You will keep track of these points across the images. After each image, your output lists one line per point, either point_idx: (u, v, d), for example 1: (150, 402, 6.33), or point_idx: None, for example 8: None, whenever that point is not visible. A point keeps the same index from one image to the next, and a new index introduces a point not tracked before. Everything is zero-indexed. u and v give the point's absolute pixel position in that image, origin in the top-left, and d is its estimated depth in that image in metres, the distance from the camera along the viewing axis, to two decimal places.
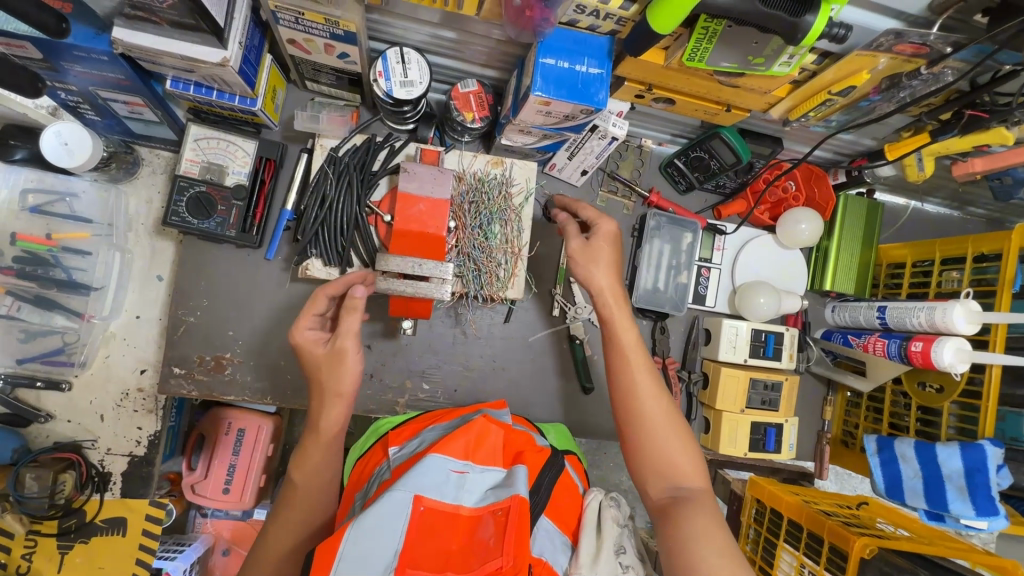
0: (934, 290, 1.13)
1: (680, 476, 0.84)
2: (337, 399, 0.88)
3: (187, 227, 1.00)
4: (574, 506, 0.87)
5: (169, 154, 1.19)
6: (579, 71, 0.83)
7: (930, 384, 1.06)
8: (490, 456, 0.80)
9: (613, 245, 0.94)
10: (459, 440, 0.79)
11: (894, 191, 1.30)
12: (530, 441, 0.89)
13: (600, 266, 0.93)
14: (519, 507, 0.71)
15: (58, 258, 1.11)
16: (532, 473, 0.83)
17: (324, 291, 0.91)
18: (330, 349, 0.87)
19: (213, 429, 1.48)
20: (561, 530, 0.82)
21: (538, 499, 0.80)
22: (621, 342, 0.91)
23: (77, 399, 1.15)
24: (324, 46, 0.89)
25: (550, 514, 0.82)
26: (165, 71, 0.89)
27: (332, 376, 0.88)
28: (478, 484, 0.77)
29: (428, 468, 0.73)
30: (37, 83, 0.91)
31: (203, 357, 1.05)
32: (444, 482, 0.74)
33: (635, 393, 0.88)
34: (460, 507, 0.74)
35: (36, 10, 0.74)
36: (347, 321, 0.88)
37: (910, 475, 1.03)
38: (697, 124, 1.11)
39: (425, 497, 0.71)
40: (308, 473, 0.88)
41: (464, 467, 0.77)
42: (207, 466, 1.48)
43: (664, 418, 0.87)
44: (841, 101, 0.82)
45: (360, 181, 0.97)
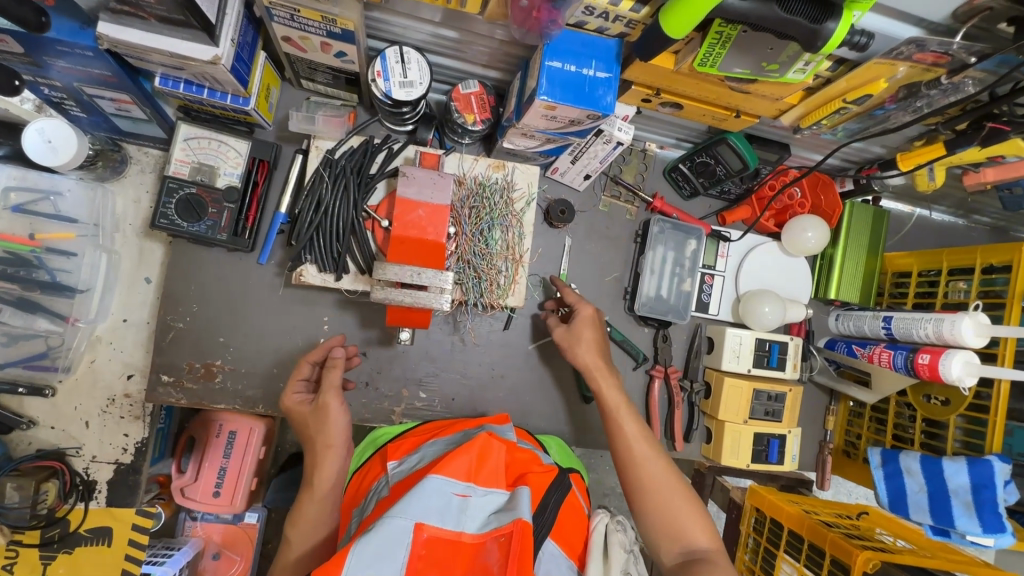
0: (940, 301, 1.11)
1: (692, 541, 0.84)
2: (329, 451, 0.88)
3: (176, 230, 0.96)
4: (579, 526, 0.85)
5: (158, 152, 1.15)
6: (586, 75, 0.80)
7: (935, 397, 1.05)
8: (492, 477, 0.78)
9: (597, 329, 0.99)
10: (461, 461, 0.78)
11: (899, 199, 1.29)
12: (534, 460, 0.87)
13: (586, 347, 0.98)
14: (523, 530, 0.68)
15: (43, 260, 1.06)
16: (536, 494, 0.81)
17: (307, 358, 0.97)
18: (314, 405, 0.90)
19: (203, 433, 1.45)
20: (566, 553, 0.80)
21: (543, 522, 0.78)
22: (617, 410, 0.92)
23: (61, 405, 1.12)
24: (321, 44, 0.86)
25: (554, 537, 0.80)
26: (153, 68, 0.86)
27: (316, 432, 0.89)
28: (481, 509, 0.74)
29: (428, 492, 0.71)
30: (14, 82, 0.88)
31: (192, 364, 1.02)
32: (445, 506, 0.72)
33: (636, 461, 0.88)
34: (462, 533, 0.71)
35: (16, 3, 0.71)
36: (330, 377, 0.92)
37: (915, 489, 1.02)
38: (703, 129, 1.09)
39: (427, 525, 0.69)
40: (304, 530, 0.86)
41: (466, 490, 0.75)
42: (197, 469, 1.44)
43: (669, 483, 0.86)
44: (856, 110, 0.80)
45: (357, 185, 0.94)
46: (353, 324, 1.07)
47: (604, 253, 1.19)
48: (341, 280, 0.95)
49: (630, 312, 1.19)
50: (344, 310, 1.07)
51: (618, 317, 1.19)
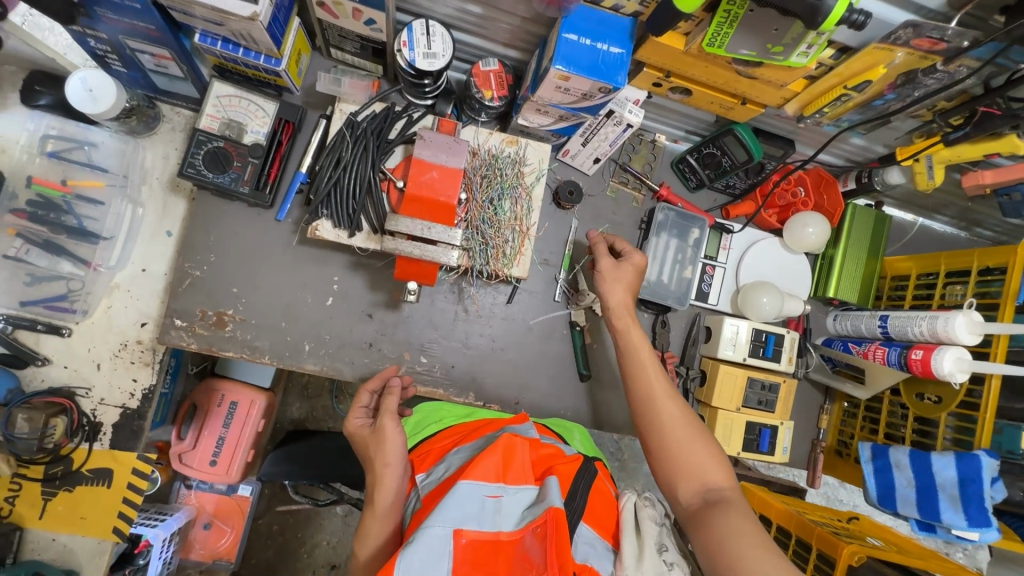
0: (937, 302, 1.13)
1: (709, 480, 0.85)
2: (387, 470, 0.88)
3: (201, 180, 1.00)
4: (609, 506, 0.87)
5: (190, 112, 1.20)
6: (600, 50, 0.84)
7: (928, 396, 1.06)
8: (520, 475, 0.81)
9: (639, 275, 1.02)
10: (488, 462, 0.79)
11: (901, 206, 1.31)
12: (559, 453, 0.89)
13: (621, 287, 1.01)
14: (556, 518, 0.71)
15: (71, 205, 1.14)
16: (565, 483, 0.83)
17: (366, 385, 1.01)
18: (373, 426, 0.91)
19: (204, 399, 1.47)
20: (600, 535, 0.82)
21: (574, 507, 0.80)
22: (636, 348, 0.97)
23: (75, 346, 1.15)
24: (353, 11, 0.91)
25: (588, 521, 0.82)
26: (195, 23, 0.91)
27: (376, 452, 0.89)
28: (513, 507, 0.77)
29: (460, 500, 0.73)
30: (72, 11, 0.91)
31: (206, 312, 1.06)
32: (480, 511, 0.74)
33: (655, 402, 0.92)
34: (499, 532, 0.74)
35: None
36: (387, 402, 0.94)
37: (904, 484, 1.03)
38: (711, 120, 1.13)
39: (466, 530, 0.71)
40: (374, 547, 0.85)
41: (498, 491, 0.78)
42: (195, 437, 1.46)
43: (687, 422, 0.90)
44: (856, 97, 0.83)
45: (376, 147, 0.98)
46: (362, 285, 1.11)
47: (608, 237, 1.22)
48: (354, 238, 0.99)
49: (631, 295, 1.22)
50: (354, 271, 1.11)
51: None
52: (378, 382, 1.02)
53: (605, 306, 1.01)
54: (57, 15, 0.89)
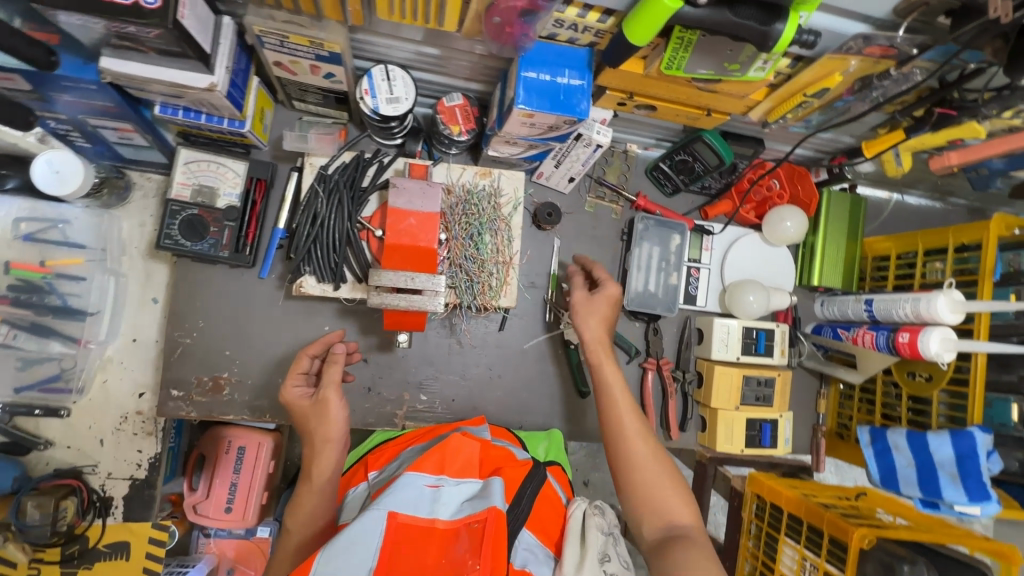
0: (919, 281, 1.15)
1: (674, 518, 0.86)
2: (326, 446, 0.91)
3: (180, 250, 1.00)
4: (555, 513, 0.91)
5: (160, 177, 1.20)
6: (560, 83, 0.84)
7: (919, 374, 1.08)
8: (463, 470, 0.87)
9: (613, 308, 1.04)
10: (433, 457, 0.87)
11: (875, 185, 1.33)
12: (509, 458, 0.95)
13: (597, 321, 1.02)
14: (495, 517, 0.74)
15: (54, 285, 1.10)
16: (511, 486, 0.88)
17: (307, 351, 0.99)
18: (313, 399, 0.93)
19: (212, 449, 1.47)
20: (541, 542, 0.84)
21: (518, 512, 0.85)
22: (609, 383, 0.96)
23: (76, 424, 1.17)
24: (310, 67, 0.90)
25: (531, 528, 0.85)
26: (153, 97, 0.91)
27: (317, 426, 0.92)
28: (452, 498, 0.81)
29: (401, 488, 0.79)
30: (30, 117, 0.94)
31: (201, 378, 1.06)
32: (418, 498, 0.79)
33: (625, 439, 0.92)
34: (435, 521, 0.78)
35: (28, 46, 0.76)
36: (330, 372, 0.94)
37: (904, 464, 1.05)
38: (679, 128, 1.13)
39: (399, 512, 0.76)
40: (302, 521, 0.89)
41: (437, 482, 0.83)
42: (207, 486, 1.46)
43: (655, 461, 0.90)
44: (816, 103, 0.85)
45: (351, 198, 0.98)
46: (353, 332, 1.11)
47: (591, 252, 1.23)
48: (339, 290, 0.99)
49: (620, 307, 1.23)
50: (343, 318, 1.11)
51: None
52: (319, 347, 1.00)
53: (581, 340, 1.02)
54: (16, 123, 0.91)
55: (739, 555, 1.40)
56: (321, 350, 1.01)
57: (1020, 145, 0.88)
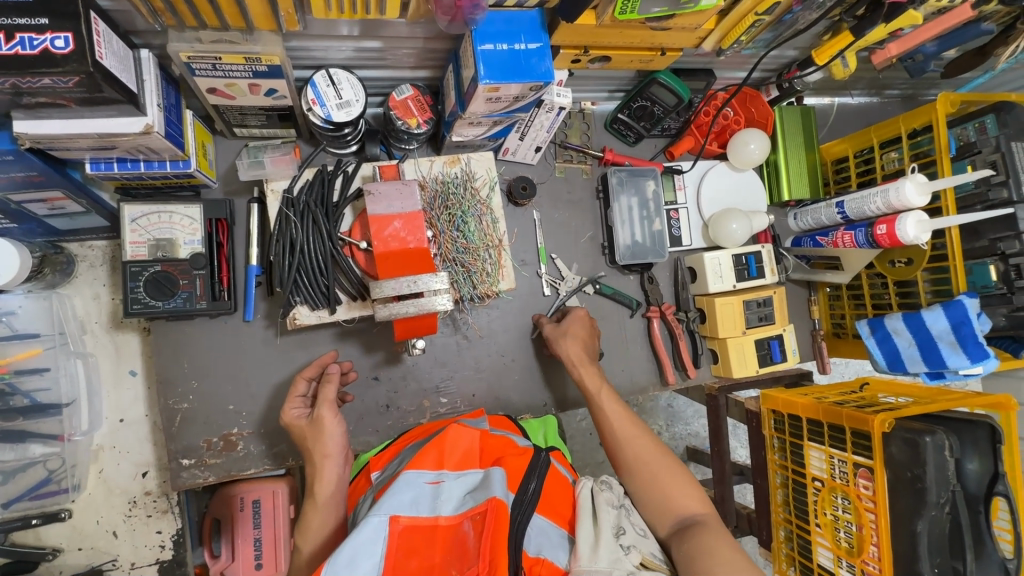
0: (880, 174, 1.21)
1: (684, 510, 0.85)
2: (326, 461, 0.86)
3: (153, 311, 0.93)
4: (565, 494, 0.84)
5: (102, 242, 1.10)
6: (518, 50, 0.81)
7: (899, 261, 1.15)
8: (463, 461, 0.82)
9: (588, 326, 1.09)
10: (431, 452, 0.81)
11: (818, 93, 1.37)
12: (511, 445, 0.87)
13: (574, 342, 1.07)
14: (495, 507, 0.70)
15: (14, 385, 1.00)
16: (515, 476, 0.80)
17: (302, 375, 0.96)
18: (311, 417, 0.89)
19: (224, 510, 1.13)
20: (556, 524, 0.80)
21: (525, 500, 0.77)
22: (597, 391, 1.00)
23: (81, 523, 1.09)
24: (249, 86, 0.83)
25: (542, 511, 0.79)
26: (80, 155, 0.82)
27: (314, 445, 0.88)
28: (454, 492, 0.77)
29: (400, 489, 0.74)
30: None
31: (210, 440, 1.00)
32: (419, 496, 0.75)
33: (619, 441, 0.93)
34: (438, 518, 0.74)
35: None
36: (325, 391, 0.91)
37: (906, 345, 1.12)
38: (632, 75, 1.13)
39: (401, 516, 0.72)
40: (316, 541, 0.83)
41: (438, 477, 0.79)
42: (232, 548, 1.13)
43: (652, 456, 0.90)
44: (769, 19, 0.87)
45: (325, 217, 0.93)
46: (358, 352, 1.07)
47: (573, 217, 1.22)
48: (336, 312, 0.94)
49: (613, 264, 1.23)
50: (344, 341, 1.07)
51: (603, 272, 1.23)
52: (311, 367, 0.98)
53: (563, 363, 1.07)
54: None
55: (768, 470, 1.36)
56: (316, 371, 0.98)
57: (952, 23, 0.94)
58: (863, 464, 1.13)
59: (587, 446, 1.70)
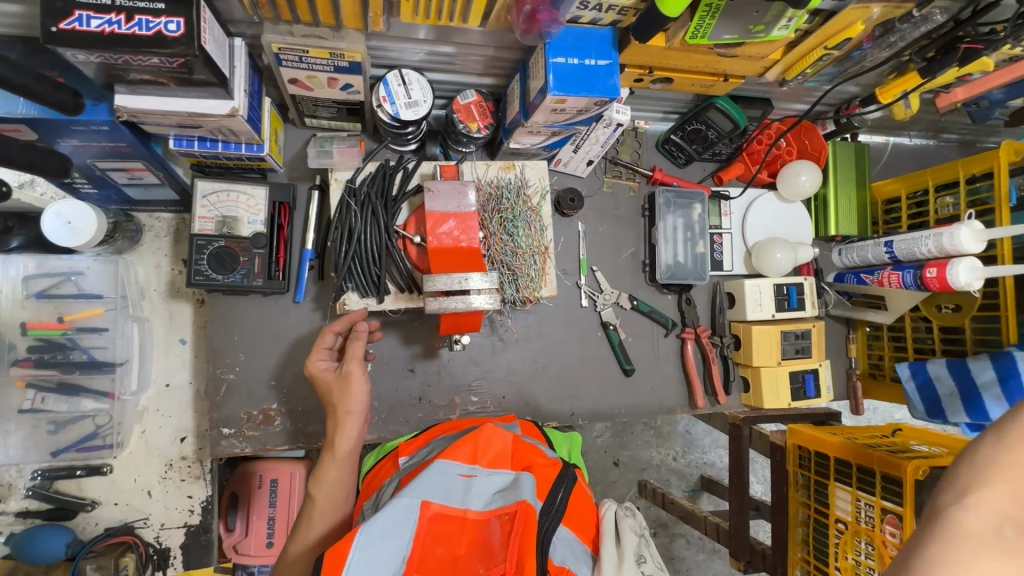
0: (933, 218, 1.19)
1: None
2: (348, 417, 0.88)
3: (212, 284, 0.97)
4: (590, 511, 0.85)
5: (169, 214, 1.16)
6: (588, 66, 0.83)
7: (947, 306, 1.14)
8: (495, 460, 0.83)
9: None
10: (465, 445, 0.82)
11: (873, 131, 1.37)
12: (541, 452, 0.87)
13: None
14: (526, 512, 0.72)
15: (75, 340, 1.06)
16: (544, 484, 0.82)
17: (331, 327, 0.94)
18: (338, 372, 0.89)
19: (242, 484, 1.16)
20: (579, 538, 0.80)
21: (553, 510, 0.78)
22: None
23: (120, 480, 1.14)
24: (328, 80, 0.88)
25: (567, 522, 0.80)
26: (167, 131, 0.87)
27: (340, 399, 0.89)
28: (485, 488, 0.79)
29: (434, 477, 0.76)
30: (67, 162, 0.88)
31: (250, 413, 1.04)
32: (451, 487, 0.77)
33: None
34: (467, 511, 0.76)
35: (54, 91, 0.72)
36: (352, 347, 0.90)
37: (947, 392, 1.10)
38: (690, 98, 1.14)
39: (432, 502, 0.74)
40: (328, 492, 0.86)
41: (471, 471, 0.80)
42: (246, 524, 1.16)
43: None
44: (838, 54, 0.88)
45: (384, 209, 0.96)
46: (396, 342, 1.11)
47: (616, 232, 1.24)
48: (384, 302, 0.98)
49: (652, 282, 1.24)
50: (385, 330, 1.10)
51: (641, 289, 1.24)
52: (340, 323, 0.94)
53: None
54: (56, 172, 0.86)
55: (789, 507, 1.33)
56: (345, 326, 0.95)
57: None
58: (891, 510, 1.10)
59: (602, 463, 1.70)
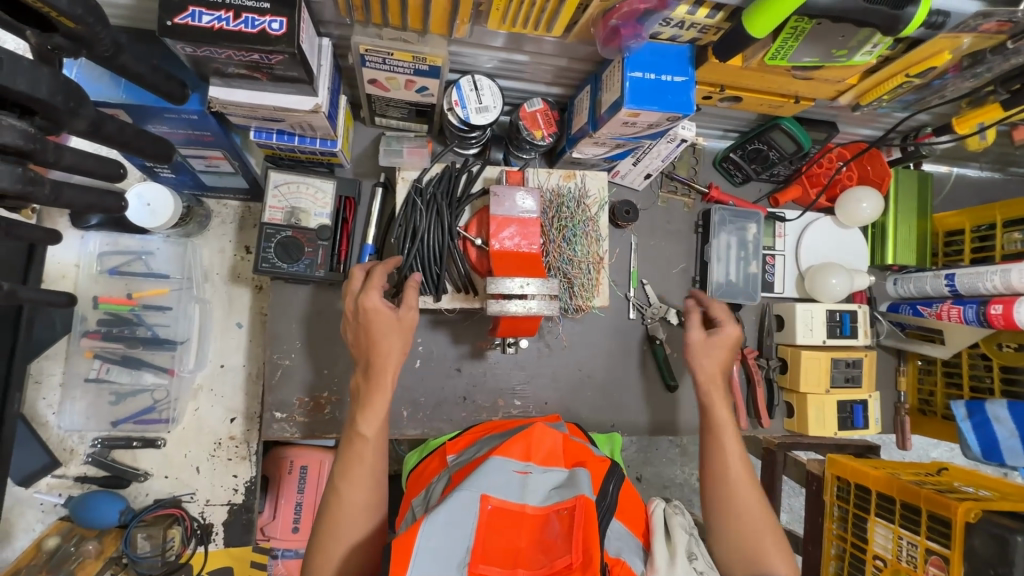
0: (999, 253, 1.15)
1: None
2: (394, 355, 0.89)
3: (277, 271, 1.00)
4: (638, 509, 0.86)
5: (236, 202, 1.20)
6: (664, 81, 0.84)
7: (1008, 345, 1.10)
8: (548, 458, 0.84)
9: (730, 350, 1.01)
10: (518, 443, 0.84)
11: (938, 160, 1.34)
12: (589, 451, 0.89)
13: (714, 364, 1.00)
14: (585, 505, 0.73)
15: (141, 316, 1.14)
16: (597, 479, 0.83)
17: (381, 265, 0.91)
18: (401, 316, 0.89)
19: (274, 470, 1.23)
20: (633, 532, 0.81)
21: (606, 504, 0.78)
22: (723, 426, 0.96)
23: (172, 453, 1.18)
24: (406, 82, 0.90)
25: (620, 517, 0.81)
26: (250, 123, 0.91)
27: (391, 337, 0.88)
28: (541, 484, 0.80)
29: (490, 471, 0.78)
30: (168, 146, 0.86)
31: (302, 399, 1.07)
32: (508, 482, 0.78)
33: (731, 489, 0.91)
34: (525, 506, 0.77)
35: (164, 80, 0.76)
36: (410, 295, 0.90)
37: (1006, 435, 1.08)
38: (754, 117, 1.14)
39: (491, 496, 0.75)
40: (375, 427, 0.87)
41: (525, 468, 0.81)
42: (274, 506, 1.21)
43: (761, 514, 0.89)
44: (920, 81, 0.87)
45: (448, 208, 0.98)
46: (445, 341, 1.12)
47: (668, 247, 1.24)
48: (440, 301, 0.99)
49: None
50: (435, 328, 1.12)
51: (690, 305, 1.24)
52: (382, 266, 0.92)
53: (696, 379, 1.01)
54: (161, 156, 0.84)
55: (823, 539, 1.30)
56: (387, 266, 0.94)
57: None
58: (935, 551, 1.06)
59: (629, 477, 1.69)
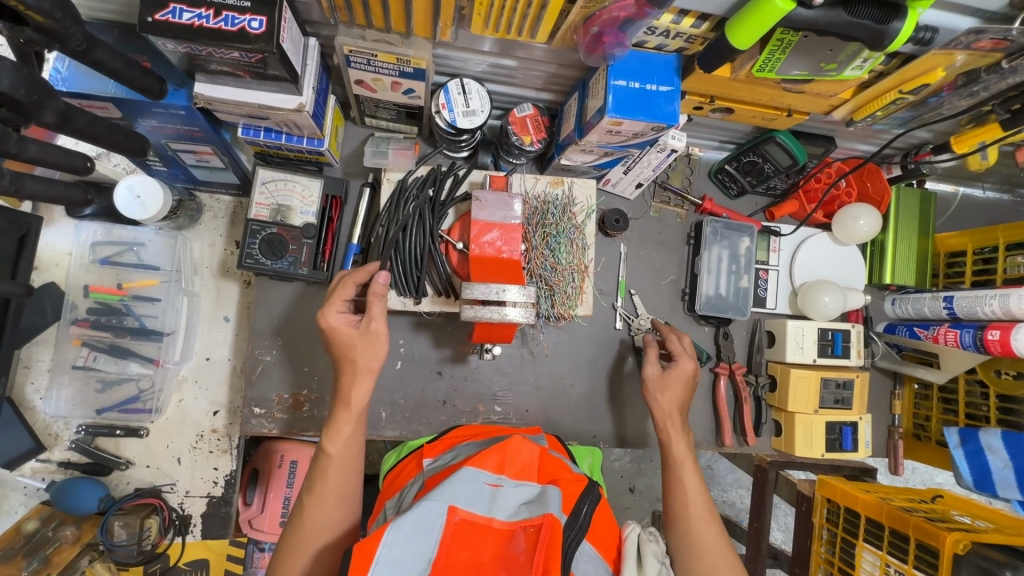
0: (1000, 277, 1.11)
1: None
2: (366, 374, 0.88)
3: (261, 268, 1.01)
4: (612, 531, 0.84)
5: (229, 197, 1.21)
6: (648, 90, 0.83)
7: (1006, 372, 1.06)
8: (521, 472, 0.82)
9: (687, 388, 1.02)
10: (493, 455, 0.82)
11: (943, 179, 1.30)
12: (566, 469, 0.87)
13: (670, 399, 1.01)
14: (551, 524, 0.70)
15: (129, 306, 1.15)
16: (569, 498, 0.81)
17: (353, 278, 0.90)
18: (364, 329, 0.87)
19: (264, 462, 1.20)
20: (602, 555, 0.79)
21: (577, 525, 0.76)
22: (681, 463, 0.96)
23: (154, 444, 1.20)
24: (392, 84, 0.90)
25: (590, 539, 0.79)
26: (237, 119, 0.91)
27: (362, 350, 0.87)
28: (512, 498, 0.78)
29: (460, 482, 0.76)
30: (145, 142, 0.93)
31: (281, 396, 1.07)
32: (478, 494, 0.77)
33: (689, 524, 0.90)
34: (492, 520, 0.75)
35: (142, 76, 0.77)
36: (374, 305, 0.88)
37: (1000, 466, 1.04)
38: (749, 129, 1.12)
39: (459, 508, 0.74)
40: (344, 447, 0.86)
41: (498, 481, 0.80)
42: (263, 499, 1.18)
43: (721, 551, 0.88)
44: (913, 98, 0.85)
45: (431, 212, 0.97)
46: (427, 344, 1.12)
47: (659, 257, 1.22)
48: (420, 303, 0.99)
49: (690, 312, 1.21)
50: (417, 330, 1.12)
51: (679, 317, 1.22)
52: (354, 274, 0.91)
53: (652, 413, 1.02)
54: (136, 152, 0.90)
55: (810, 563, 1.26)
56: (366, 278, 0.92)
57: None
58: None
59: (616, 487, 1.67)
